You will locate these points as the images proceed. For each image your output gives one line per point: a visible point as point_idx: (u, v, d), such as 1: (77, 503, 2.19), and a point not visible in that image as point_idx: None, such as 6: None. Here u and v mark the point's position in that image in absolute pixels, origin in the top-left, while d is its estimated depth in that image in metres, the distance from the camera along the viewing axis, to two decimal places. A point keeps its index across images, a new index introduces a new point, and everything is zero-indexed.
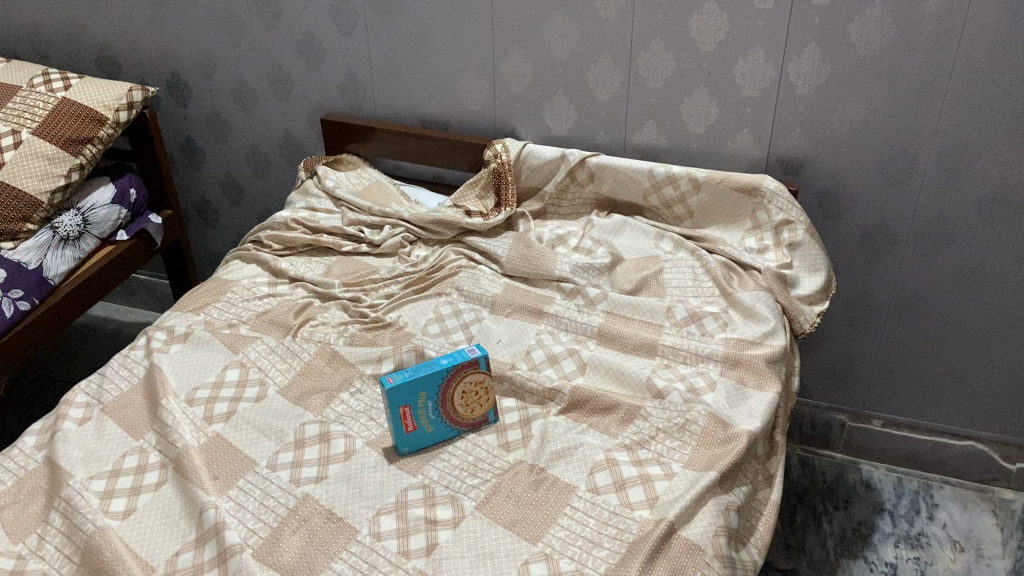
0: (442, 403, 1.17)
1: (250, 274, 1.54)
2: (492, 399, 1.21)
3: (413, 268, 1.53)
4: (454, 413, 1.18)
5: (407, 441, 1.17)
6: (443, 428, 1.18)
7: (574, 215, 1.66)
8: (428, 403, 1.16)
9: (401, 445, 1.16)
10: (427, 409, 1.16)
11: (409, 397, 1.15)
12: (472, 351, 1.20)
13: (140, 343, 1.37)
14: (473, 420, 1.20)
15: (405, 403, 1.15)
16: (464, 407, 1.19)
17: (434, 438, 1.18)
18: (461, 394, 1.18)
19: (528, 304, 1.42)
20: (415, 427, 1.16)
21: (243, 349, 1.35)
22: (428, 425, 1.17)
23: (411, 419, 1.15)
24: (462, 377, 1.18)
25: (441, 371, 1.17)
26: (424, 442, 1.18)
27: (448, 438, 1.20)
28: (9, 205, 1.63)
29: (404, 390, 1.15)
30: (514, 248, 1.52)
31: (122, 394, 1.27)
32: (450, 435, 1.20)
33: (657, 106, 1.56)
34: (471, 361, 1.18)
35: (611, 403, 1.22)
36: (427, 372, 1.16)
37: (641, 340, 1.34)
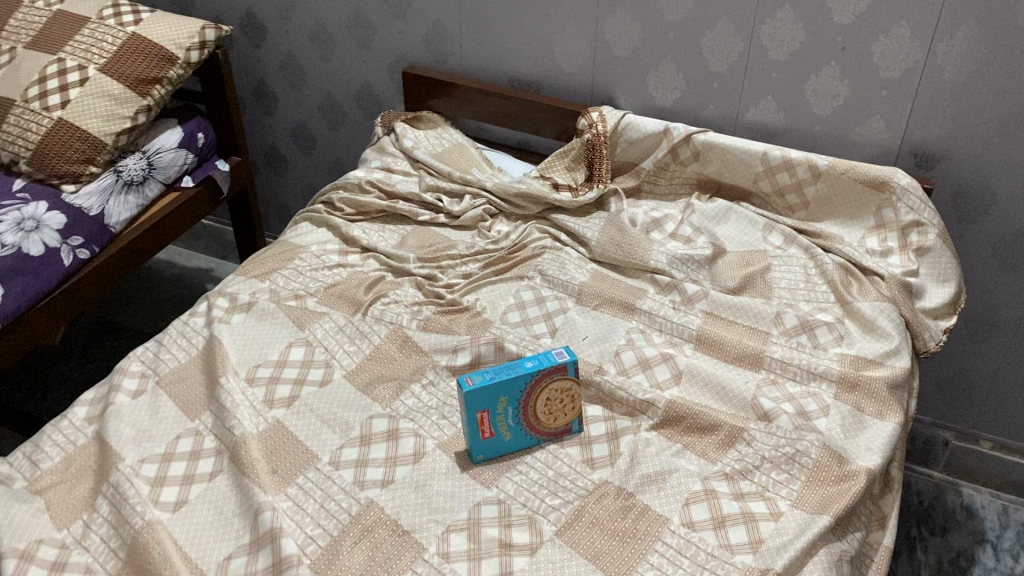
0: (522, 409, 1.05)
1: (318, 239, 1.42)
2: (577, 408, 1.08)
3: (494, 245, 1.40)
4: (535, 421, 1.07)
5: (483, 448, 1.06)
6: (522, 435, 1.07)
7: (671, 196, 1.51)
8: (507, 409, 1.05)
9: (475, 452, 1.05)
10: (505, 416, 1.05)
11: (488, 401, 1.04)
12: (559, 353, 1.07)
13: (200, 309, 1.28)
14: (555, 429, 1.08)
15: (484, 407, 1.03)
16: (546, 415, 1.07)
17: (510, 446, 1.07)
18: (544, 401, 1.06)
19: (618, 297, 1.29)
20: (492, 434, 1.05)
21: (309, 325, 1.24)
22: (505, 433, 1.06)
23: (488, 425, 1.04)
24: (547, 382, 1.06)
25: (524, 376, 1.04)
26: (500, 450, 1.07)
27: (527, 446, 1.08)
28: (71, 145, 1.54)
29: (483, 395, 1.03)
30: (606, 231, 1.39)
31: (179, 366, 1.19)
32: (529, 443, 1.08)
33: (778, 82, 1.39)
34: (559, 367, 1.06)
35: (711, 422, 1.09)
36: (509, 377, 1.04)
37: (745, 350, 1.20)
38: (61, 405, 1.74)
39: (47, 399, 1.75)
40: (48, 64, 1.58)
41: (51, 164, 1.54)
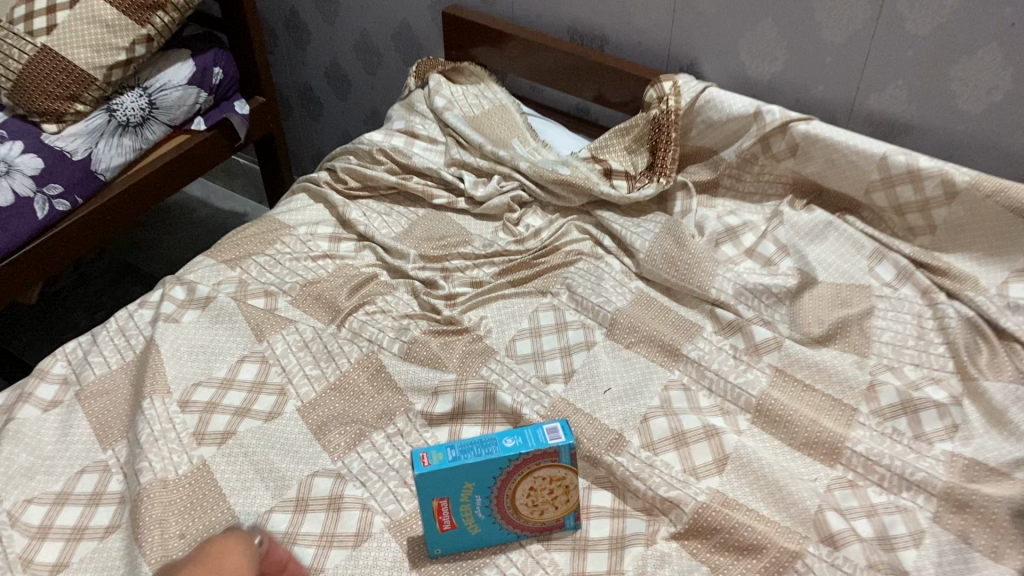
0: (496, 498, 0.79)
1: (311, 218, 1.18)
2: (573, 501, 0.81)
3: (518, 246, 1.13)
4: (513, 512, 0.81)
5: (442, 540, 0.81)
6: (495, 528, 0.82)
7: (757, 196, 1.18)
8: (477, 497, 0.79)
9: (431, 545, 0.81)
10: (473, 506, 0.79)
11: (450, 487, 0.78)
12: (553, 431, 0.79)
13: (153, 298, 1.07)
14: (542, 524, 0.82)
15: (443, 494, 0.78)
16: (529, 507, 0.81)
17: (479, 539, 0.82)
18: (527, 491, 0.80)
19: (660, 335, 1.00)
20: (454, 526, 0.80)
21: (268, 336, 1.01)
22: (472, 524, 0.80)
23: (448, 516, 0.79)
24: (532, 468, 0.79)
25: (501, 461, 0.77)
26: (465, 543, 0.82)
27: (502, 539, 0.83)
28: (55, 78, 1.33)
29: (443, 480, 0.77)
30: (660, 242, 1.08)
31: (108, 374, 0.98)
32: (505, 537, 0.83)
33: (914, 63, 1.03)
34: (549, 453, 0.78)
35: (753, 541, 0.81)
36: (479, 460, 0.77)
37: (817, 435, 0.90)
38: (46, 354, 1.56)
39: (31, 342, 1.57)
40: None
41: (31, 98, 1.34)
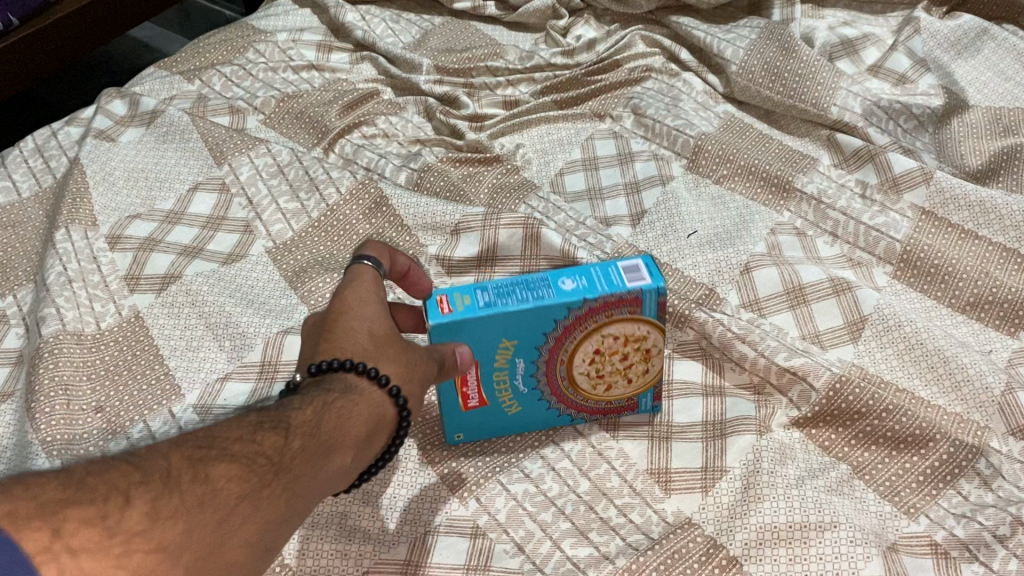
0: (546, 365, 0.54)
1: (295, 25, 0.91)
2: (656, 372, 0.57)
3: (566, 61, 0.86)
4: (570, 387, 0.56)
5: (466, 422, 0.57)
6: (543, 409, 0.57)
7: (880, 4, 0.90)
8: (518, 363, 0.53)
9: (450, 429, 0.57)
10: (512, 376, 0.54)
11: (480, 348, 0.52)
12: (633, 271, 0.52)
13: (85, 115, 0.81)
14: (609, 404, 0.58)
15: (468, 358, 0.52)
16: (592, 381, 0.56)
17: (519, 422, 0.58)
18: (590, 357, 0.54)
19: (763, 166, 0.73)
20: (482, 402, 0.55)
21: (231, 160, 0.75)
22: (511, 400, 0.56)
23: (476, 388, 0.54)
24: (600, 325, 0.53)
25: (558, 313, 0.51)
26: (497, 427, 0.58)
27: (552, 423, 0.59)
28: None
29: (470, 338, 0.51)
30: (758, 51, 0.81)
31: (15, 202, 0.73)
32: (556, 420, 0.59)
33: None
34: (628, 301, 0.51)
35: (914, 432, 0.56)
36: (526, 312, 0.50)
37: (992, 293, 0.64)
38: None
39: None
40: None
41: None
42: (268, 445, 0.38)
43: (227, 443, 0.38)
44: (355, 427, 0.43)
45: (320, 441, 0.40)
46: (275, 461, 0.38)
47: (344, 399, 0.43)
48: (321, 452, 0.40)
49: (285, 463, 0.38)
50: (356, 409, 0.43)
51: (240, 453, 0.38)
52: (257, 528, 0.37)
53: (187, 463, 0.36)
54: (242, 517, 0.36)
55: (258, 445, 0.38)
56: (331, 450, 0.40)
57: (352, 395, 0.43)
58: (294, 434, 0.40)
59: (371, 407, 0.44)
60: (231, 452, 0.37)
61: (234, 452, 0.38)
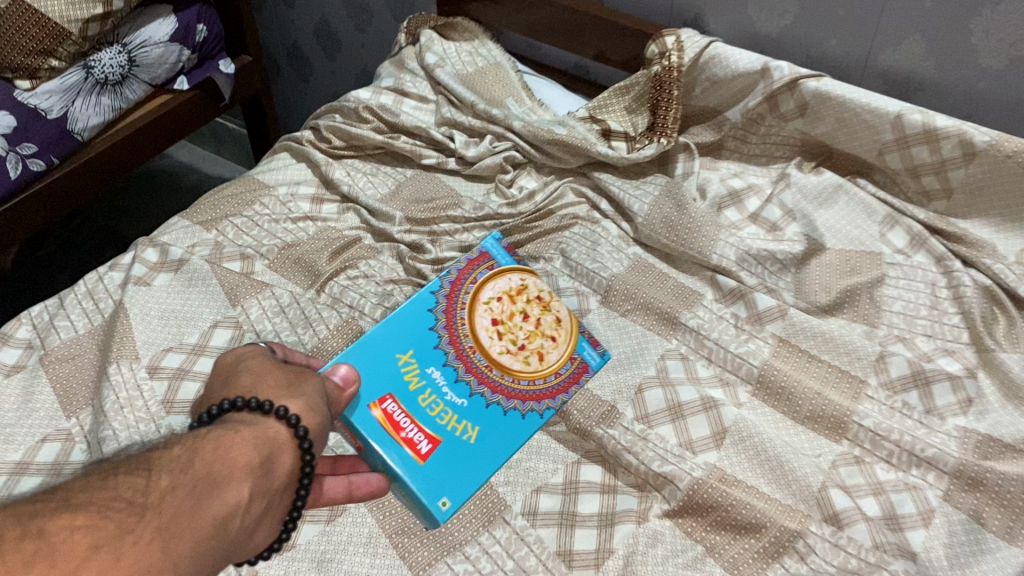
0: (460, 363, 0.83)
1: (292, 178, 1.12)
2: (568, 324, 0.89)
3: (509, 210, 1.07)
4: (501, 375, 0.83)
5: (437, 478, 0.75)
6: (487, 408, 0.81)
7: (764, 157, 1.13)
8: (435, 376, 0.81)
9: (434, 494, 0.73)
10: (439, 394, 0.80)
11: (393, 380, 0.79)
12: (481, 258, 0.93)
13: (124, 260, 1.02)
14: (556, 377, 0.85)
15: (388, 391, 0.78)
16: (522, 358, 0.85)
17: (481, 443, 0.78)
18: (501, 335, 0.86)
19: (658, 303, 0.95)
20: (432, 434, 0.77)
21: (243, 301, 0.95)
22: (460, 422, 0.79)
23: (414, 425, 0.77)
24: (473, 304, 0.88)
25: (432, 314, 0.86)
26: (466, 457, 0.77)
27: (527, 431, 0.81)
28: (27, 32, 1.25)
29: (376, 371, 0.79)
30: (659, 206, 1.03)
31: (74, 339, 0.93)
32: (523, 421, 0.81)
33: (933, 14, 0.96)
34: (483, 259, 0.92)
35: (753, 521, 0.76)
36: (405, 329, 0.84)
37: (823, 409, 0.85)
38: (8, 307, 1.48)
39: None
40: None
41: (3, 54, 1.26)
42: (128, 493, 0.47)
43: (74, 497, 0.45)
44: (246, 451, 0.55)
45: (192, 481, 0.50)
46: (135, 503, 0.46)
47: (229, 432, 0.56)
48: (204, 486, 0.50)
49: (146, 504, 0.46)
50: (241, 438, 0.56)
51: (102, 505, 0.45)
52: (126, 567, 0.42)
53: (36, 511, 0.42)
54: (107, 561, 0.42)
55: (120, 492, 0.46)
56: (212, 481, 0.51)
57: (233, 429, 0.57)
58: (156, 476, 0.49)
59: (264, 428, 0.59)
60: (87, 504, 0.44)
61: (100, 499, 0.45)
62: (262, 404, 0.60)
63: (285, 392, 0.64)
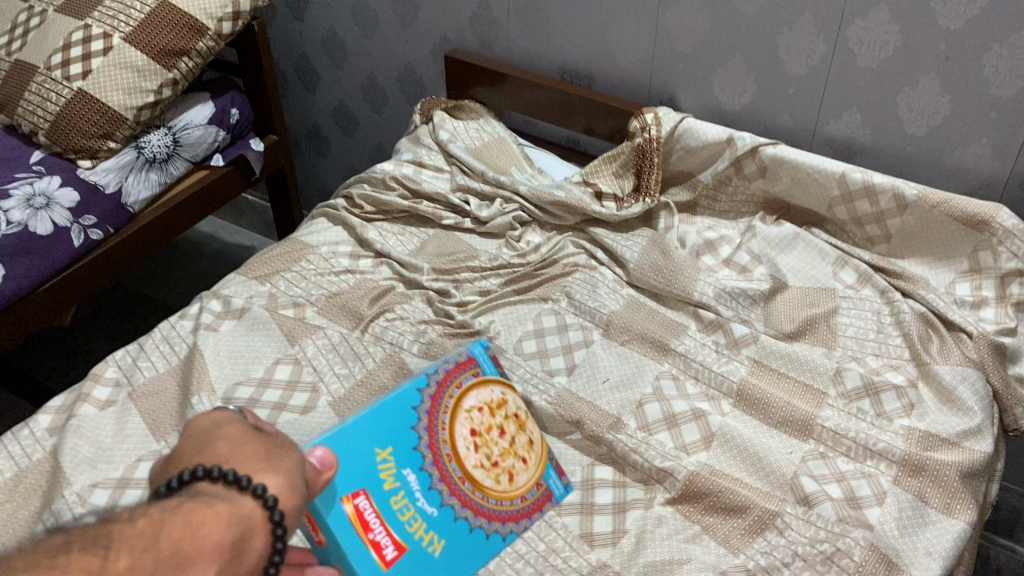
0: (435, 472, 0.90)
1: (330, 239, 1.30)
2: (539, 448, 0.97)
3: (519, 260, 1.26)
4: (472, 490, 0.91)
5: None
6: (455, 522, 0.88)
7: (732, 213, 1.33)
8: (410, 480, 0.87)
9: None
10: (412, 499, 0.86)
11: (372, 476, 0.85)
12: (463, 360, 1.00)
13: (191, 310, 1.18)
14: (522, 500, 0.93)
15: (363, 486, 0.83)
16: (493, 476, 0.93)
17: (444, 558, 0.85)
18: (476, 449, 0.93)
19: (651, 333, 1.13)
20: (400, 541, 0.83)
21: (300, 341, 1.12)
22: (427, 533, 0.85)
23: (383, 529, 0.82)
24: (453, 410, 0.95)
25: (416, 413, 0.92)
26: (427, 571, 0.84)
27: (487, 553, 0.88)
28: (90, 119, 1.45)
29: (355, 463, 0.84)
30: (648, 253, 1.22)
31: (156, 377, 1.08)
32: (485, 541, 0.89)
33: (866, 92, 1.18)
34: (468, 364, 0.99)
35: (739, 503, 0.93)
36: (390, 424, 0.89)
37: (793, 414, 1.02)
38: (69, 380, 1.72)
39: (55, 371, 1.73)
40: (73, 30, 1.48)
41: (69, 138, 1.45)
42: (80, 573, 0.49)
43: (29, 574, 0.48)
44: (220, 528, 0.58)
45: (152, 562, 0.52)
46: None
47: (205, 508, 0.59)
48: (168, 566, 0.53)
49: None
50: (216, 516, 0.58)
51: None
52: None
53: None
54: None
55: (77, 569, 0.49)
56: (180, 561, 0.54)
57: (209, 505, 0.59)
58: (118, 552, 0.51)
59: (239, 504, 0.62)
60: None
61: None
62: (240, 479, 0.63)
63: (263, 466, 0.67)
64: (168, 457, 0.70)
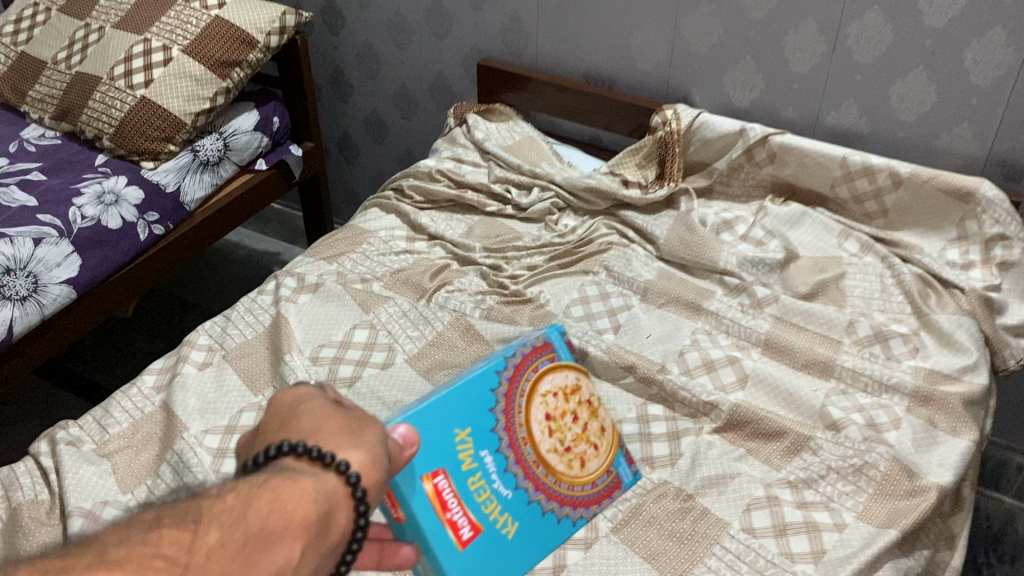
0: (512, 454, 0.97)
1: (387, 225, 1.45)
2: (609, 435, 1.04)
3: (559, 240, 1.40)
4: (545, 474, 0.98)
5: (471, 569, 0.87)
6: (529, 505, 0.95)
7: (744, 198, 1.48)
8: (487, 462, 0.94)
9: None
10: (488, 481, 0.93)
11: (451, 457, 0.91)
12: (538, 344, 1.07)
13: (269, 287, 1.30)
14: (592, 486, 0.99)
15: (443, 464, 0.90)
16: (566, 462, 0.99)
17: (518, 540, 0.92)
18: (550, 434, 1.01)
19: (684, 296, 1.27)
20: (475, 522, 0.90)
21: (374, 308, 1.25)
22: (501, 516, 0.92)
23: (460, 510, 0.89)
24: (530, 395, 1.02)
25: (494, 395, 0.99)
26: (501, 552, 0.90)
27: (557, 537, 0.95)
28: (152, 124, 1.57)
29: (435, 442, 0.91)
30: (675, 230, 1.37)
31: (245, 342, 1.21)
32: (557, 525, 0.95)
33: (862, 85, 1.35)
34: (543, 349, 1.06)
35: (776, 429, 1.07)
36: (470, 406, 0.96)
37: (815, 357, 1.17)
38: (117, 376, 1.80)
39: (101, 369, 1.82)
40: (134, 44, 1.62)
41: (133, 141, 1.58)
42: (170, 550, 0.48)
43: (107, 551, 0.47)
44: (304, 505, 0.55)
45: (239, 540, 0.51)
46: (177, 563, 0.48)
47: (289, 484, 0.56)
48: (253, 546, 0.51)
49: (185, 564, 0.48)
50: (301, 492, 0.56)
51: (139, 564, 0.46)
52: None
53: (74, 567, 0.45)
54: None
55: (162, 549, 0.48)
56: (264, 539, 0.51)
57: (291, 480, 0.56)
58: (202, 531, 0.50)
59: (323, 481, 0.59)
60: (124, 561, 0.46)
61: (137, 556, 0.47)
62: (324, 455, 0.60)
63: (346, 440, 0.63)
64: (252, 432, 0.68)
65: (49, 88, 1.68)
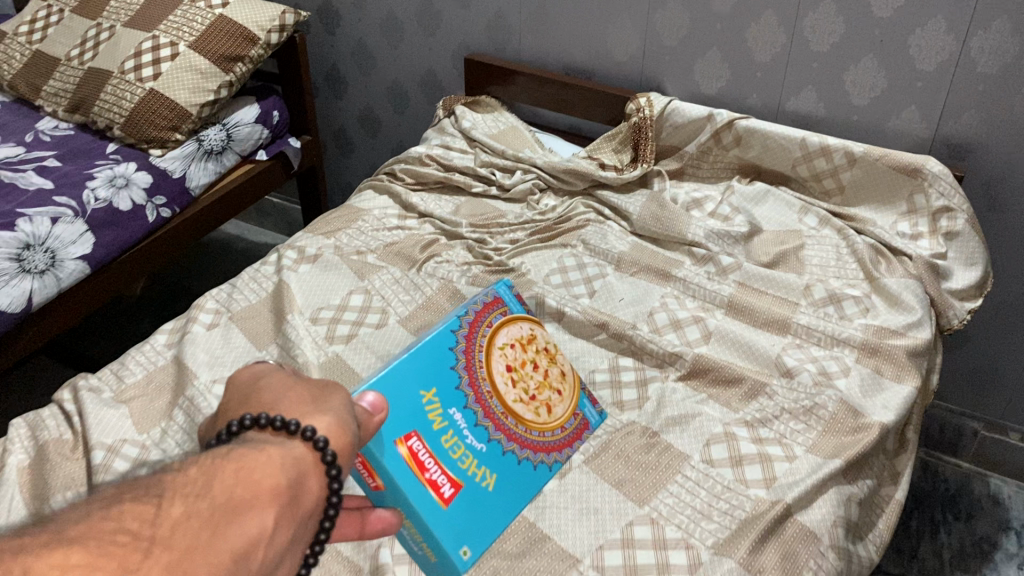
0: (480, 409, 1.05)
1: (380, 205, 1.56)
2: (571, 380, 1.14)
3: (540, 217, 1.51)
4: (515, 424, 1.06)
5: (457, 525, 0.93)
6: (504, 455, 1.02)
7: (713, 179, 1.60)
8: (457, 418, 1.02)
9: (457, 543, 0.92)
10: (461, 436, 1.01)
11: (421, 420, 0.98)
12: (489, 298, 1.17)
13: (271, 258, 1.41)
14: (562, 430, 1.08)
15: (415, 428, 0.97)
16: (533, 409, 1.08)
17: (497, 489, 0.99)
18: (514, 384, 1.10)
19: (655, 265, 1.38)
20: (453, 479, 0.96)
21: (368, 276, 1.35)
22: (478, 469, 0.99)
23: (438, 470, 0.96)
24: (487, 347, 1.11)
25: (453, 353, 1.07)
26: (483, 502, 0.97)
27: (536, 483, 1.02)
28: (160, 113, 1.68)
29: (405, 405, 0.98)
30: (647, 207, 1.48)
31: (250, 305, 1.31)
32: (534, 471, 1.03)
33: (818, 72, 1.46)
34: (495, 304, 1.16)
35: (735, 376, 1.17)
36: (431, 367, 1.03)
37: (774, 316, 1.28)
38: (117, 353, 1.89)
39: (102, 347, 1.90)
40: (143, 41, 1.73)
41: (143, 130, 1.68)
42: (134, 523, 0.46)
43: (66, 529, 0.44)
44: (271, 475, 0.55)
45: (205, 512, 0.49)
46: (141, 536, 0.45)
47: (252, 455, 0.56)
48: (221, 515, 0.49)
49: (149, 537, 0.46)
50: (265, 462, 0.56)
51: (100, 537, 0.44)
52: None
53: (30, 546, 0.42)
54: None
55: (123, 523, 0.45)
56: (232, 510, 0.50)
57: (256, 451, 0.57)
58: (166, 504, 0.48)
59: (291, 448, 0.60)
60: (84, 537, 0.43)
61: (101, 529, 0.44)
62: (287, 423, 0.61)
63: (310, 408, 0.66)
64: (215, 413, 0.70)
65: (63, 83, 1.79)
